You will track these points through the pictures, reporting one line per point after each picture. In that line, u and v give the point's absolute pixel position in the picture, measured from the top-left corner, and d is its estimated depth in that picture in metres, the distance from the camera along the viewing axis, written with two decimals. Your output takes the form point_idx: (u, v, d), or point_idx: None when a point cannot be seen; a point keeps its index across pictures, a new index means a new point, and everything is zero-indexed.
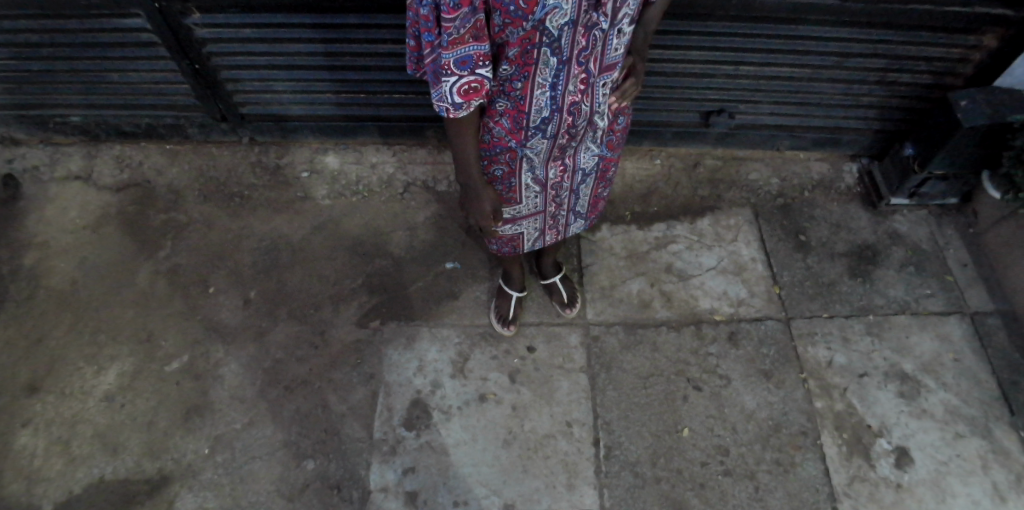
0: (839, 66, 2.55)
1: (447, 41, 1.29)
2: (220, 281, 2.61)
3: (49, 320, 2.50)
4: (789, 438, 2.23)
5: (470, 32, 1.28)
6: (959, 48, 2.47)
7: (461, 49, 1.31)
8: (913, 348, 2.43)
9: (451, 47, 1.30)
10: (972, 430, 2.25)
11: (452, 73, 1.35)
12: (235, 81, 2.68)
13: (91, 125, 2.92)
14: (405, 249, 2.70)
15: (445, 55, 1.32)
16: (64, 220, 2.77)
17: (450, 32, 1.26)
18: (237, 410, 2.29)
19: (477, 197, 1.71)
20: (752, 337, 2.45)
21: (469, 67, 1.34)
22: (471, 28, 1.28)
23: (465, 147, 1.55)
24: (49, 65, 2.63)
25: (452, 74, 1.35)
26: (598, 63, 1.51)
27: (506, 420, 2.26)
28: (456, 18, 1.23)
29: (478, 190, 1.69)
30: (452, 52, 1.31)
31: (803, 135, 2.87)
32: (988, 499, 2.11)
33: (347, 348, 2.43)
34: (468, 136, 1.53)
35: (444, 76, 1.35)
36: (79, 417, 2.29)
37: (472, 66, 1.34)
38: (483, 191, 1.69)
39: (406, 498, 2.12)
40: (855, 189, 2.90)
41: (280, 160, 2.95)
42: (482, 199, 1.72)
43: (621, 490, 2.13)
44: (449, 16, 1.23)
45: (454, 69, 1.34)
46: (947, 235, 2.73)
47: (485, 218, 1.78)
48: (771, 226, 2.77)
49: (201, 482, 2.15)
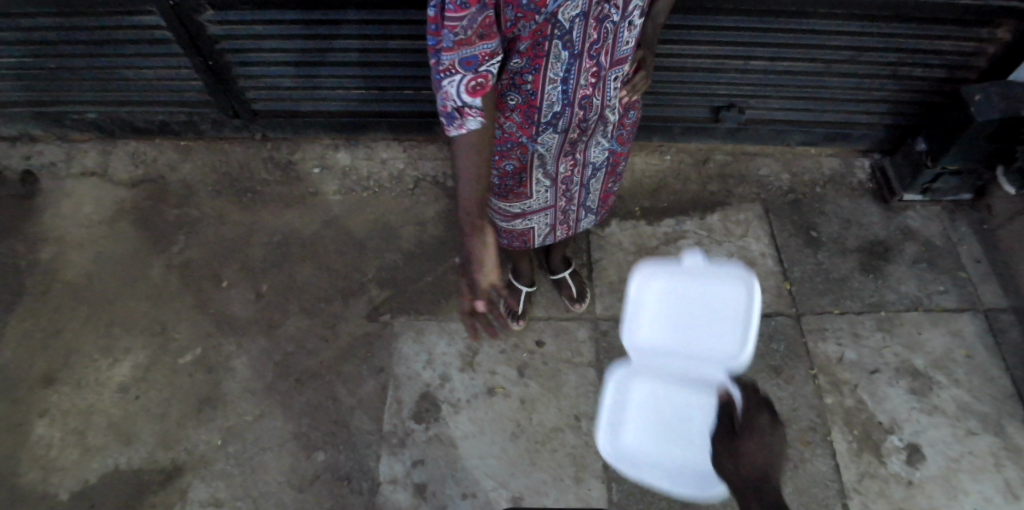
0: (852, 60, 2.53)
1: (451, 42, 1.24)
2: (232, 274, 2.63)
3: (66, 312, 2.54)
4: (798, 433, 2.22)
5: (476, 32, 1.24)
6: (971, 42, 2.45)
7: (467, 49, 1.27)
8: (925, 344, 2.41)
9: (455, 49, 1.26)
10: (984, 427, 2.23)
11: (455, 75, 1.30)
12: (248, 78, 2.72)
13: (106, 122, 2.96)
14: (414, 243, 2.72)
15: (447, 57, 1.28)
16: (80, 215, 2.81)
17: (456, 31, 1.23)
18: (249, 402, 2.32)
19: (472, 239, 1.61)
20: (762, 333, 2.44)
21: (474, 67, 1.30)
22: (477, 28, 1.24)
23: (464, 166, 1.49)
24: (66, 62, 2.68)
25: (457, 75, 1.30)
26: (609, 56, 1.52)
27: (513, 413, 2.27)
28: (463, 17, 1.20)
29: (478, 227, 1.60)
30: (456, 53, 1.27)
31: (813, 130, 2.86)
32: (1000, 496, 2.10)
33: (357, 341, 2.45)
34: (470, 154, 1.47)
35: (447, 79, 1.31)
36: (94, 408, 2.32)
37: (477, 65, 1.29)
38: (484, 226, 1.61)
39: (415, 489, 2.14)
40: (868, 184, 2.87)
41: (292, 156, 2.97)
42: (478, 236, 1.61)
43: (628, 484, 2.14)
44: (455, 14, 1.19)
45: (458, 69, 1.29)
46: (960, 231, 2.70)
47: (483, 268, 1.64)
48: (781, 221, 2.75)
49: (212, 473, 2.19)
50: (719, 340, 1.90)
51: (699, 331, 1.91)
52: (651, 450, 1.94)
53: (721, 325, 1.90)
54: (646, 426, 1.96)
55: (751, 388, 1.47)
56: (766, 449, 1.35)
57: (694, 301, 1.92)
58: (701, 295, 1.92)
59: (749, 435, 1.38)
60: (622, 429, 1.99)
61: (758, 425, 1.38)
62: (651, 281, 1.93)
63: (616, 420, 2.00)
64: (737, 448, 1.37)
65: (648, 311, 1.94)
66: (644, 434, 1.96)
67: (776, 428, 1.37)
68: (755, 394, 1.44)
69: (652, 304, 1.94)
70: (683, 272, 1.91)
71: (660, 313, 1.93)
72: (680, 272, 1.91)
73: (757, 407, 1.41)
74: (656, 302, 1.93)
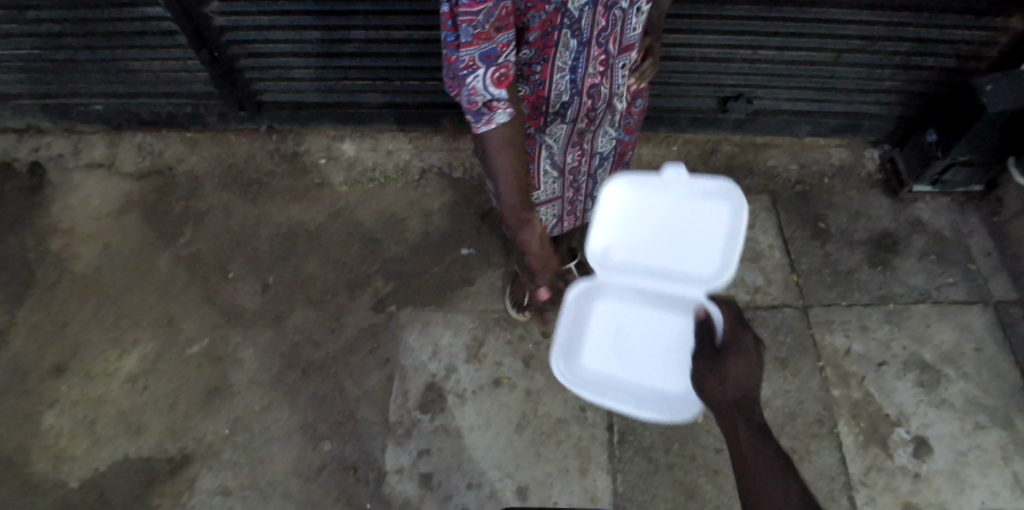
0: (862, 50, 2.50)
1: (469, 36, 1.24)
2: (238, 266, 2.64)
3: (75, 304, 2.56)
4: (804, 426, 2.22)
5: (494, 25, 1.23)
6: (983, 31, 2.41)
7: (486, 44, 1.26)
8: (933, 338, 2.39)
9: (473, 43, 1.25)
10: (992, 421, 2.21)
11: (477, 69, 1.30)
12: (254, 69, 2.72)
13: (113, 114, 2.97)
14: (420, 235, 2.71)
15: (467, 53, 1.27)
16: (88, 206, 2.83)
17: (473, 26, 1.22)
18: (256, 392, 2.33)
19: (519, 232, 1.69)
20: (768, 325, 2.43)
21: (495, 58, 1.29)
22: (494, 21, 1.23)
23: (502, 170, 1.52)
24: (73, 55, 2.68)
25: (479, 70, 1.30)
26: (617, 44, 1.49)
27: (519, 405, 2.28)
28: (481, 11, 1.19)
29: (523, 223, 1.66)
30: (475, 49, 1.26)
31: (822, 121, 2.84)
32: (1007, 490, 2.09)
33: (363, 333, 2.46)
34: (506, 157, 1.49)
35: (470, 75, 1.31)
36: (104, 398, 2.34)
37: (498, 56, 1.29)
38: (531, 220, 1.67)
39: (421, 480, 2.15)
40: (876, 176, 2.84)
41: (298, 147, 2.98)
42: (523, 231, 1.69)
43: (633, 476, 2.14)
44: (472, 9, 1.18)
45: (479, 64, 1.29)
46: (970, 224, 2.67)
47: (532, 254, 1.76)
48: (789, 213, 2.73)
49: (220, 462, 2.21)
50: (694, 257, 1.82)
51: (672, 249, 1.82)
52: (608, 367, 1.95)
53: (701, 243, 1.80)
54: (603, 341, 1.97)
55: (731, 312, 1.60)
56: (748, 367, 1.48)
57: (669, 217, 1.77)
58: (678, 211, 1.76)
59: (730, 353, 1.51)
60: (580, 348, 1.96)
61: (738, 343, 1.51)
62: (619, 196, 1.73)
63: (580, 343, 1.96)
64: (723, 370, 1.49)
65: (614, 228, 1.80)
66: (608, 355, 1.95)
67: (757, 346, 1.51)
68: (735, 318, 1.57)
69: (618, 220, 1.79)
70: (657, 185, 1.69)
71: (627, 231, 1.80)
72: (653, 185, 1.69)
73: (738, 328, 1.55)
74: (626, 220, 1.78)
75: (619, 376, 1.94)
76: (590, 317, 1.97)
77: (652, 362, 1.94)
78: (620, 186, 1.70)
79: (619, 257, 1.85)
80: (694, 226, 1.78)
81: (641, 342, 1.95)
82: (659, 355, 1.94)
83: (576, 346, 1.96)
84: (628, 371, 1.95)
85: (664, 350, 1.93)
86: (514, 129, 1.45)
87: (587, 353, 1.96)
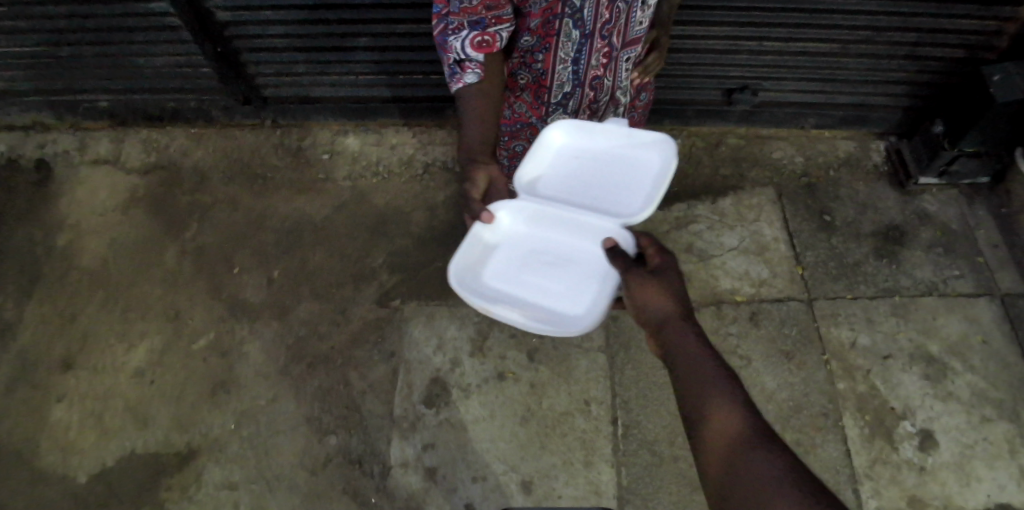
0: (869, 41, 2.48)
1: (457, 8, 1.35)
2: (243, 260, 2.65)
3: (82, 298, 2.57)
4: (810, 419, 2.21)
5: (481, 3, 1.32)
6: (992, 21, 2.39)
7: (472, 15, 1.35)
8: (940, 330, 2.37)
9: (462, 14, 1.36)
10: (999, 413, 2.21)
11: (462, 31, 1.39)
12: (258, 63, 2.73)
13: (118, 109, 2.98)
14: (424, 228, 2.71)
15: (455, 19, 1.38)
16: (94, 201, 2.83)
17: None
18: (261, 386, 2.34)
19: (471, 172, 1.63)
20: (774, 318, 2.42)
21: (481, 26, 1.37)
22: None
23: (467, 116, 1.56)
24: (77, 50, 2.69)
25: (463, 31, 1.39)
26: (621, 36, 1.48)
27: (523, 398, 2.28)
28: None
29: (477, 164, 1.62)
30: (463, 17, 1.36)
31: (827, 112, 2.82)
32: (1013, 483, 2.08)
33: (368, 326, 2.46)
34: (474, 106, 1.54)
35: (455, 38, 1.41)
36: (112, 391, 2.36)
37: (484, 25, 1.36)
38: (491, 166, 1.65)
39: (426, 473, 2.16)
40: (883, 168, 2.82)
41: (302, 141, 2.98)
42: (476, 170, 1.62)
43: (637, 468, 2.15)
44: None
45: (464, 29, 1.38)
46: (978, 216, 2.65)
47: (474, 198, 1.64)
48: (795, 205, 2.71)
49: (226, 455, 2.22)
50: (619, 197, 1.71)
51: (609, 201, 1.71)
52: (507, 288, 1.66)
53: (628, 187, 1.72)
54: (516, 258, 1.69)
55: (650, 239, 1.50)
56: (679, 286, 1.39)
57: (610, 170, 1.74)
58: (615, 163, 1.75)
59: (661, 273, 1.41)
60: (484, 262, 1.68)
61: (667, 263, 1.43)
62: (562, 144, 1.73)
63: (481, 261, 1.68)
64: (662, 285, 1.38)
65: (547, 163, 1.74)
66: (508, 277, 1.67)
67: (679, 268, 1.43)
68: (656, 240, 1.49)
69: (554, 159, 1.74)
70: (601, 137, 1.72)
71: (560, 168, 1.74)
72: (597, 135, 1.71)
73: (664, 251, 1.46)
74: (566, 168, 1.74)
75: (519, 297, 1.64)
76: (508, 229, 1.71)
77: (563, 293, 1.64)
78: (564, 130, 1.71)
79: (551, 197, 1.72)
80: (635, 183, 1.72)
81: (556, 270, 1.67)
82: (573, 290, 1.65)
83: (483, 255, 1.69)
84: (530, 293, 1.65)
85: (578, 282, 1.65)
86: (485, 90, 1.52)
87: (492, 264, 1.68)
